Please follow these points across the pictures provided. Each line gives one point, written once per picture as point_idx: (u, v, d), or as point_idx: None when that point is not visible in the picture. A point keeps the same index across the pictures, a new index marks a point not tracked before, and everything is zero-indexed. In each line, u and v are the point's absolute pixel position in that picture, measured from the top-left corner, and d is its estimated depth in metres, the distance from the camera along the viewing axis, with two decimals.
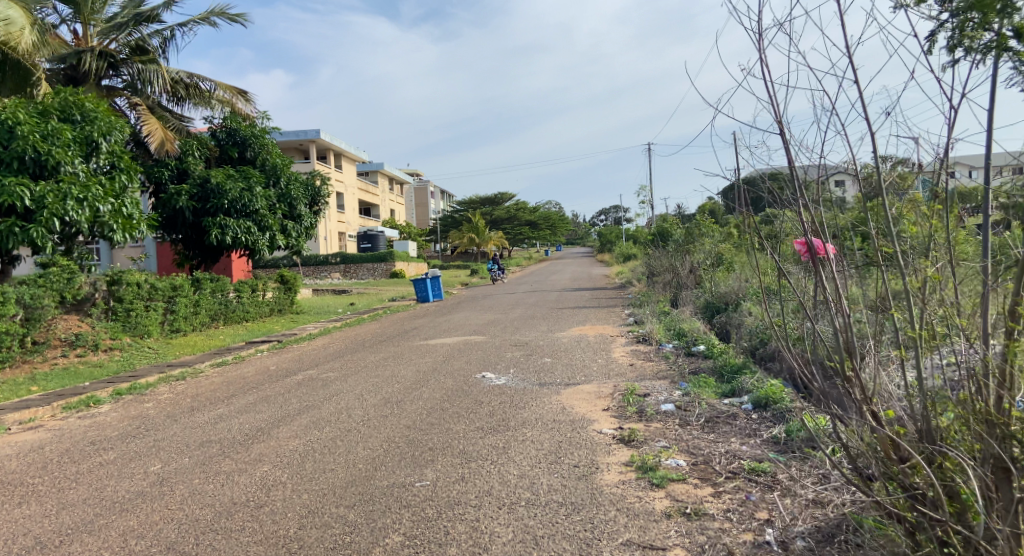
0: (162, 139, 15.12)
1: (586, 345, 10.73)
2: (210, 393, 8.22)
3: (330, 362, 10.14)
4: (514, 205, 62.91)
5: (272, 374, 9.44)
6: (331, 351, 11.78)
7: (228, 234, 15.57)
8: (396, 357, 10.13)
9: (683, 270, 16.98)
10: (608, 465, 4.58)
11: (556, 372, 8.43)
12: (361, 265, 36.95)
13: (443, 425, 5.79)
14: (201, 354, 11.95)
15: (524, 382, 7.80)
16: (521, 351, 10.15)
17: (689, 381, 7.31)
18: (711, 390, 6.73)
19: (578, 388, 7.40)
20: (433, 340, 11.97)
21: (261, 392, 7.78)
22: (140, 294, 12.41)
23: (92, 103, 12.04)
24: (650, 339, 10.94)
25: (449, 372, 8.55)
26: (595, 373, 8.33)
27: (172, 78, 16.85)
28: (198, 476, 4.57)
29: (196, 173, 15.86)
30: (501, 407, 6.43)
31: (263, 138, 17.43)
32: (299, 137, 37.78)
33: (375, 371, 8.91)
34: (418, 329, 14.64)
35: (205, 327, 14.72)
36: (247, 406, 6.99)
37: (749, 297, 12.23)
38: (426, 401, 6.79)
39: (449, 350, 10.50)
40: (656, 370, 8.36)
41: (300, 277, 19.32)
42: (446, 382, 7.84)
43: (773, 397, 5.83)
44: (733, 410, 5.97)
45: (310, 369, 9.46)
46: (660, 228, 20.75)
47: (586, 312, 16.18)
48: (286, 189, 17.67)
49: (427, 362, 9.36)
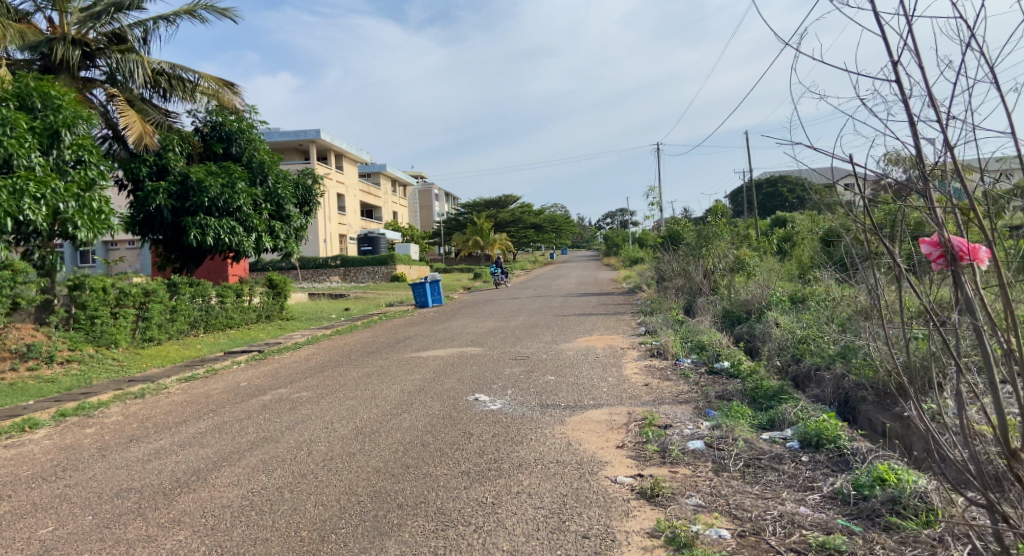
0: (141, 133, 14.19)
1: (594, 360, 9.63)
2: (165, 416, 7.16)
3: (308, 378, 9.04)
4: (518, 207, 61.67)
5: (241, 392, 8.37)
6: (312, 364, 10.73)
7: (209, 235, 14.53)
8: (382, 373, 9.04)
9: (697, 276, 15.88)
10: (627, 536, 3.52)
11: (561, 393, 7.32)
12: (361, 268, 35.94)
13: (421, 468, 4.71)
14: (171, 366, 10.89)
15: (523, 405, 6.74)
16: (522, 367, 9.05)
17: (717, 408, 6.24)
18: (745, 421, 5.66)
19: (587, 415, 6.31)
20: (425, 352, 10.89)
21: (220, 417, 6.71)
22: (107, 301, 11.35)
23: (57, 91, 10.99)
24: (665, 353, 9.84)
25: (438, 392, 7.45)
26: (606, 394, 7.26)
27: (154, 70, 15.80)
28: (90, 548, 3.56)
29: (177, 170, 14.83)
30: (493, 443, 5.33)
31: (250, 132, 16.44)
32: (299, 137, 36.64)
33: (354, 390, 7.82)
34: (413, 338, 13.55)
35: (183, 335, 13.68)
36: (195, 436, 5.93)
37: (774, 307, 11.09)
38: (407, 433, 5.70)
39: (441, 365, 9.44)
40: (676, 393, 7.26)
41: (290, 282, 18.28)
42: (433, 406, 6.77)
43: (826, 434, 4.87)
44: (777, 450, 4.92)
45: (283, 387, 8.37)
46: (671, 230, 19.62)
47: (592, 320, 15.08)
48: (274, 188, 16.59)
49: (415, 380, 8.28)
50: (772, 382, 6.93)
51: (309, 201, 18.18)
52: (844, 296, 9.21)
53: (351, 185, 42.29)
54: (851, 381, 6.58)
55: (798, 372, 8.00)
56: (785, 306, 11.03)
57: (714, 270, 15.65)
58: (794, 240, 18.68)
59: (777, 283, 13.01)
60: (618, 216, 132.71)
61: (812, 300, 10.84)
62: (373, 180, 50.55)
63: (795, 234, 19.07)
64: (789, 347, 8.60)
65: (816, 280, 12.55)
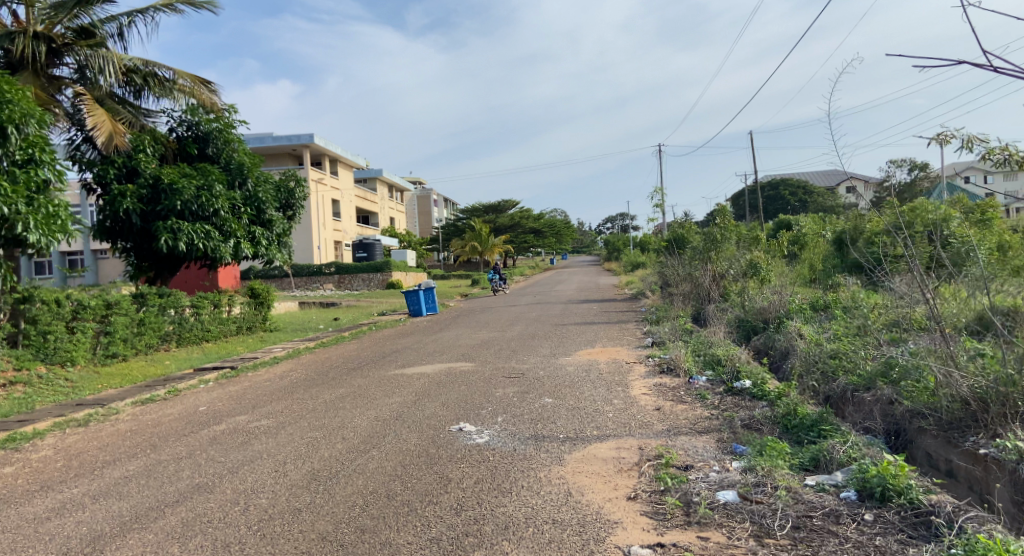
0: (110, 132, 13.19)
1: (597, 377, 8.58)
2: (99, 452, 6.12)
3: (276, 401, 8.01)
4: (517, 212, 60.62)
5: (196, 420, 7.32)
6: (286, 382, 9.70)
7: (182, 240, 13.53)
8: (357, 395, 8.01)
9: (705, 281, 14.84)
10: None
11: (560, 421, 6.27)
12: (355, 275, 34.91)
13: (379, 534, 3.74)
14: (128, 388, 9.85)
15: (514, 437, 5.72)
16: (517, 387, 7.97)
17: (746, 442, 5.23)
18: (783, 462, 4.64)
19: (589, 450, 5.30)
20: (410, 369, 9.84)
21: (155, 457, 5.68)
22: (61, 315, 10.35)
23: (7, 85, 9.74)
24: (676, 369, 8.82)
25: (417, 421, 6.42)
26: (612, 422, 6.25)
27: (126, 66, 14.60)
28: None
29: (147, 172, 13.79)
30: (474, 494, 4.31)
31: (229, 132, 15.44)
32: (293, 141, 35.63)
33: (321, 418, 6.78)
34: (400, 351, 12.50)
35: (152, 349, 12.69)
36: (118, 483, 4.93)
37: (795, 316, 10.05)
38: (369, 479, 4.66)
39: (426, 384, 8.41)
40: (693, 420, 6.23)
41: (273, 290, 17.21)
42: (409, 440, 5.76)
43: (893, 485, 3.93)
44: (832, 504, 3.97)
45: (244, 413, 7.34)
46: (676, 234, 18.56)
47: (594, 330, 14.02)
48: (254, 191, 15.56)
49: (394, 405, 7.23)
50: (808, 407, 5.92)
51: (291, 204, 17.15)
52: (879, 308, 8.22)
53: (347, 190, 41.23)
54: (903, 409, 5.61)
55: (831, 394, 7.01)
56: (807, 315, 9.99)
57: (723, 275, 14.60)
58: (807, 243, 17.61)
59: (795, 289, 11.99)
60: (618, 221, 131.30)
61: (838, 309, 9.82)
62: (369, 185, 49.47)
63: (808, 237, 17.99)
64: (820, 364, 7.55)
65: (841, 287, 11.52)
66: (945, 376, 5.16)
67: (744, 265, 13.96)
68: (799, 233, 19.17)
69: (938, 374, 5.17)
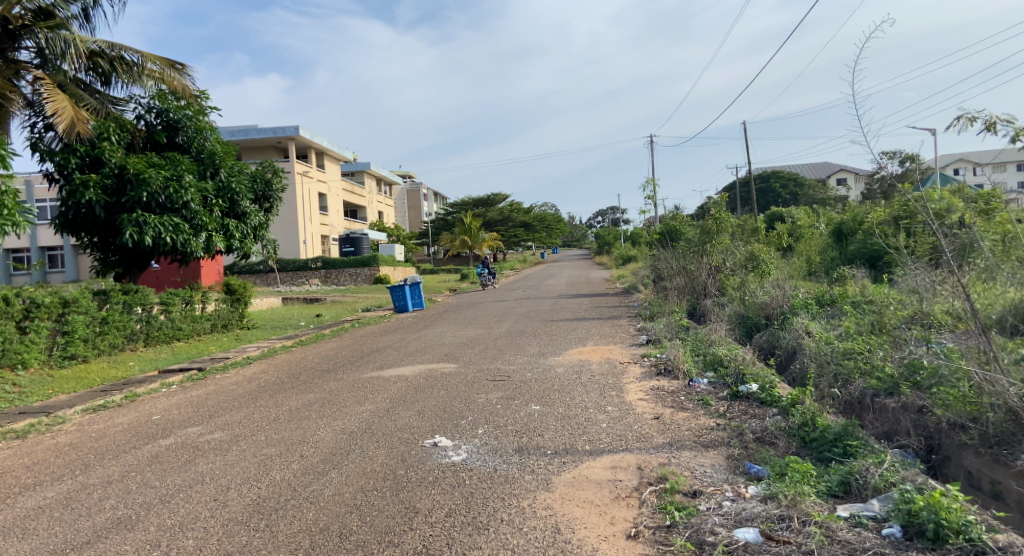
0: (73, 119, 12.34)
1: (589, 380, 7.87)
2: (22, 473, 5.36)
3: (236, 409, 7.24)
4: (508, 205, 59.93)
5: (143, 431, 6.55)
6: (253, 387, 8.95)
7: (148, 234, 12.73)
8: (326, 402, 7.27)
9: (701, 276, 14.15)
10: None
11: (548, 433, 5.57)
12: (342, 270, 34.06)
13: None
14: (80, 393, 9.08)
15: (495, 454, 5.02)
16: (501, 393, 7.26)
17: (761, 462, 4.54)
18: (809, 488, 3.97)
19: (582, 470, 4.61)
20: (388, 371, 9.09)
21: (82, 481, 4.93)
22: (10, 314, 9.58)
23: None
24: (675, 371, 8.13)
25: (387, 434, 5.69)
26: (606, 434, 5.56)
27: (90, 50, 13.60)
28: None
29: (112, 161, 12.89)
30: (445, 534, 3.64)
31: (200, 119, 14.57)
32: (277, 134, 34.59)
33: (281, 431, 6.04)
34: (380, 350, 11.74)
35: (116, 350, 11.92)
36: (27, 518, 4.20)
37: (800, 312, 9.40)
38: (322, 512, 3.97)
39: (403, 390, 7.69)
40: (697, 432, 5.54)
41: (250, 286, 16.42)
42: (375, 458, 5.06)
43: (950, 522, 3.30)
44: (876, 546, 3.32)
45: (197, 424, 6.59)
46: (669, 226, 17.87)
47: (586, 327, 13.30)
48: (228, 182, 14.76)
49: (365, 414, 6.48)
50: (827, 417, 5.25)
51: (267, 195, 16.33)
52: (897, 303, 7.55)
53: (334, 183, 40.33)
54: (935, 418, 4.99)
55: (845, 399, 6.34)
56: (814, 311, 9.32)
57: (720, 268, 13.89)
58: (803, 235, 17.00)
59: (796, 283, 11.35)
60: (607, 214, 130.61)
61: (847, 304, 9.18)
62: (356, 179, 48.53)
63: (803, 230, 17.38)
64: (832, 364, 6.88)
65: (847, 281, 10.90)
66: (986, 383, 4.50)
67: (742, 258, 13.29)
68: (792, 226, 18.56)
69: (987, 385, 4.51)
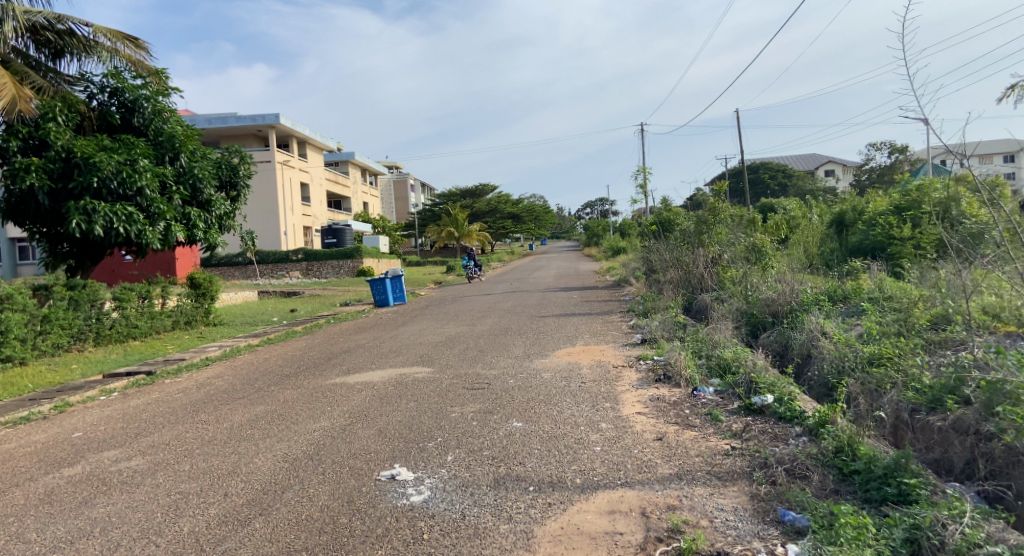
0: (12, 97, 11.17)
1: (579, 389, 6.92)
2: None
3: (169, 426, 6.22)
4: (495, 196, 58.89)
5: (52, 456, 5.52)
6: (202, 395, 7.93)
7: (97, 223, 11.63)
8: (275, 417, 6.27)
9: (697, 268, 13.24)
10: None
11: (530, 461, 4.60)
12: (324, 263, 33.01)
13: None
14: (6, 402, 8.02)
15: (463, 492, 4.05)
16: (479, 406, 6.28)
17: (797, 506, 3.62)
18: (869, 552, 3.05)
19: (572, 518, 3.66)
20: (355, 377, 8.10)
21: None
22: None
23: None
24: (676, 377, 7.19)
25: (336, 463, 4.72)
26: (602, 462, 4.59)
27: (34, 22, 12.38)
28: None
29: (58, 144, 11.75)
30: None
31: (158, 100, 13.42)
32: (256, 121, 33.25)
33: (212, 457, 5.04)
34: (351, 351, 10.73)
35: (60, 351, 10.86)
36: None
37: (812, 309, 8.50)
38: None
39: (367, 401, 6.70)
40: (711, 460, 4.59)
41: (216, 280, 15.30)
42: (315, 497, 4.07)
43: None
44: None
45: (117, 446, 5.58)
46: (661, 217, 16.94)
47: (575, 323, 12.36)
48: (189, 167, 13.67)
49: (315, 435, 5.49)
50: (868, 442, 4.32)
51: (234, 183, 15.24)
52: (926, 302, 6.63)
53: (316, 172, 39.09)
54: (1006, 448, 4.10)
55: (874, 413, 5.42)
56: (827, 308, 8.42)
57: (717, 260, 12.97)
58: (800, 225, 16.12)
59: (804, 278, 10.43)
60: (597, 206, 129.51)
61: (863, 300, 8.28)
62: (339, 168, 47.33)
63: (801, 220, 16.52)
64: (858, 371, 5.95)
65: (860, 274, 9.99)
66: None
67: (743, 249, 12.35)
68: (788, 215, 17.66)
69: None
